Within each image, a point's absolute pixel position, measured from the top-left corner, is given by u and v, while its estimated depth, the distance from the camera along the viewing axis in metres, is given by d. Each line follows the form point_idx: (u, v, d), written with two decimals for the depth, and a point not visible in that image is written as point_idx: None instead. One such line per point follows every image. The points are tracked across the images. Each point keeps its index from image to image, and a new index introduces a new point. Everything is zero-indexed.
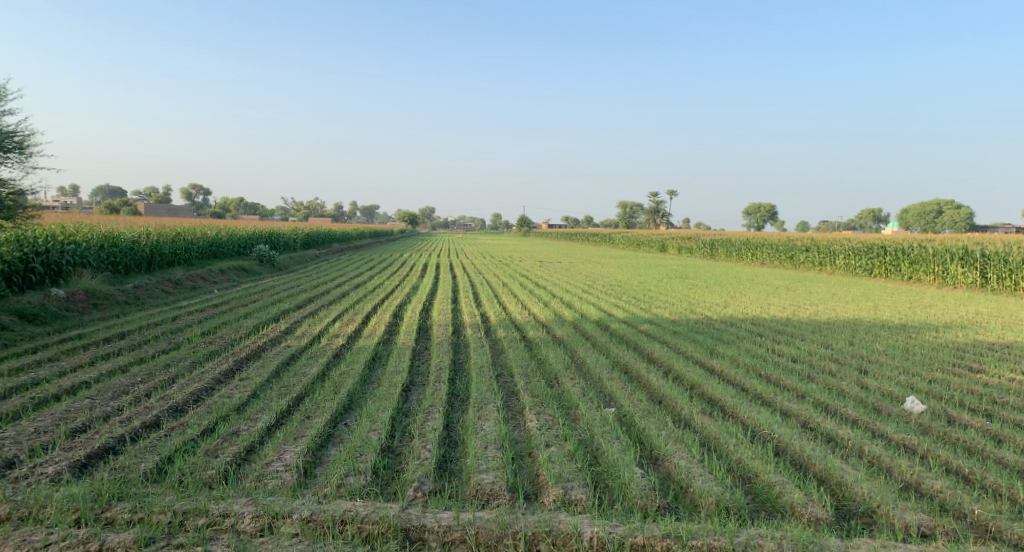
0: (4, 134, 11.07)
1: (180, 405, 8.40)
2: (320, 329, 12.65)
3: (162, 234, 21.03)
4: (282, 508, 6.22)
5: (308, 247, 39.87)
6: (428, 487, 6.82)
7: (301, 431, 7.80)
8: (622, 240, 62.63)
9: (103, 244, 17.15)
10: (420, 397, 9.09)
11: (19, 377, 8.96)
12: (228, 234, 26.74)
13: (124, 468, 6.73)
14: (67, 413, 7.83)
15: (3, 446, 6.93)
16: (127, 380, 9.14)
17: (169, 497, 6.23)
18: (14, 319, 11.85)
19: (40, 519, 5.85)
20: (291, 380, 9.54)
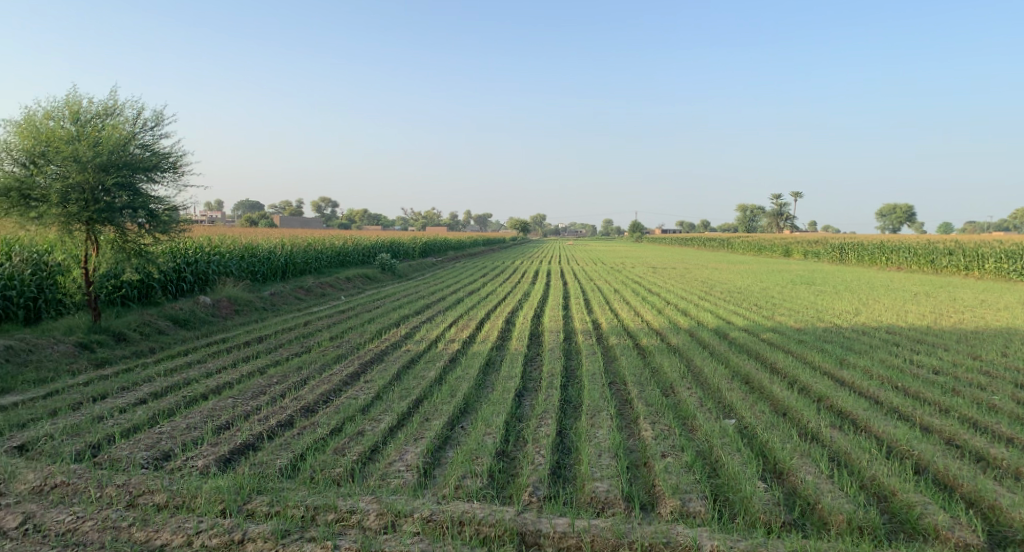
0: (162, 156, 12.23)
1: (311, 405, 8.94)
2: (437, 334, 13.07)
3: (294, 245, 22.44)
4: (403, 506, 6.46)
5: (425, 256, 41.21)
6: (543, 493, 6.88)
7: (421, 432, 8.09)
8: (741, 245, 60.39)
9: (243, 255, 18.54)
10: (533, 403, 9.19)
11: (174, 377, 9.85)
12: (352, 244, 28.12)
13: (263, 463, 7.23)
14: (213, 411, 8.52)
15: (161, 439, 7.62)
16: (264, 381, 9.84)
17: (301, 492, 6.63)
18: (168, 324, 13.02)
19: (192, 507, 6.34)
20: (410, 383, 9.91)
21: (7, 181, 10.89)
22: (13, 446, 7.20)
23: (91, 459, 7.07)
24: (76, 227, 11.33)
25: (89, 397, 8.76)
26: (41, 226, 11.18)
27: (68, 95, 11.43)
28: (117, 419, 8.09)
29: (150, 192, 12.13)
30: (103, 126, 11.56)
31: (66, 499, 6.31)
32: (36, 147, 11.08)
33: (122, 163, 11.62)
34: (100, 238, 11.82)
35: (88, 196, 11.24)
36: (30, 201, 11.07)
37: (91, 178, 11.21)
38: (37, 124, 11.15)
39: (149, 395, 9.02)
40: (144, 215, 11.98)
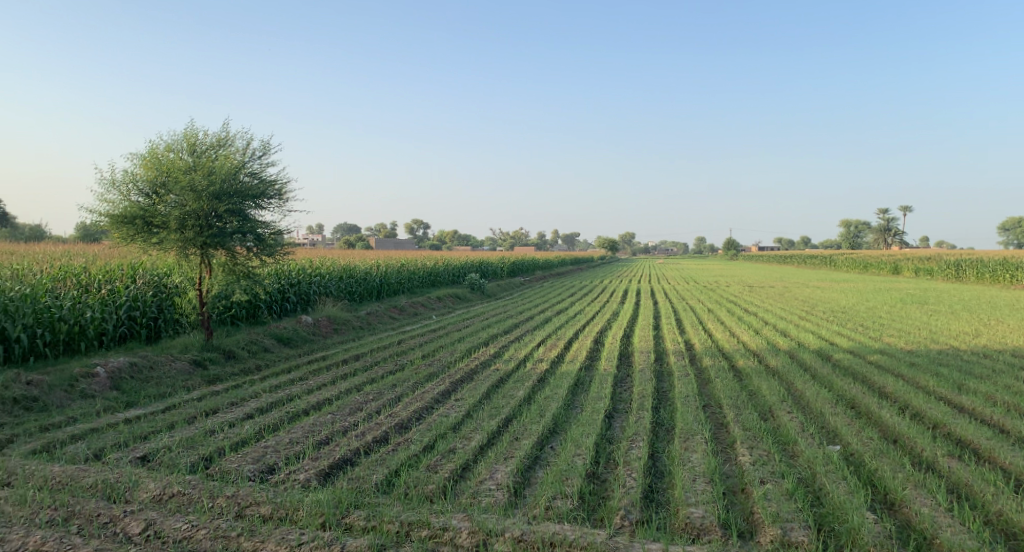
0: (269, 183, 12.94)
1: (405, 421, 9.15)
2: (526, 353, 13.13)
3: (388, 266, 23.16)
4: (495, 525, 6.48)
5: (514, 276, 41.53)
6: (635, 516, 6.75)
7: (511, 451, 8.13)
8: (844, 261, 57.48)
9: (341, 276, 19.30)
10: (624, 424, 9.06)
11: (278, 393, 10.35)
12: (443, 265, 28.74)
13: (360, 478, 7.45)
14: (314, 427, 8.88)
15: (266, 453, 7.99)
16: (361, 398, 10.16)
17: (396, 508, 6.77)
18: (273, 342, 13.70)
19: (294, 519, 6.55)
20: (499, 402, 9.98)
21: (132, 210, 11.83)
22: (136, 456, 7.73)
23: (203, 471, 7.50)
24: (191, 252, 12.15)
25: (202, 412, 9.31)
26: (161, 250, 12.06)
27: (186, 128, 12.30)
28: (227, 433, 8.56)
29: (258, 218, 12.87)
30: (217, 156, 12.36)
31: (182, 508, 6.62)
32: (158, 178, 11.97)
33: (234, 192, 12.38)
34: (213, 261, 12.61)
35: (202, 222, 12.04)
36: (152, 228, 11.97)
37: (206, 206, 12.02)
38: (159, 156, 12.05)
39: (256, 410, 9.50)
40: (252, 239, 12.72)
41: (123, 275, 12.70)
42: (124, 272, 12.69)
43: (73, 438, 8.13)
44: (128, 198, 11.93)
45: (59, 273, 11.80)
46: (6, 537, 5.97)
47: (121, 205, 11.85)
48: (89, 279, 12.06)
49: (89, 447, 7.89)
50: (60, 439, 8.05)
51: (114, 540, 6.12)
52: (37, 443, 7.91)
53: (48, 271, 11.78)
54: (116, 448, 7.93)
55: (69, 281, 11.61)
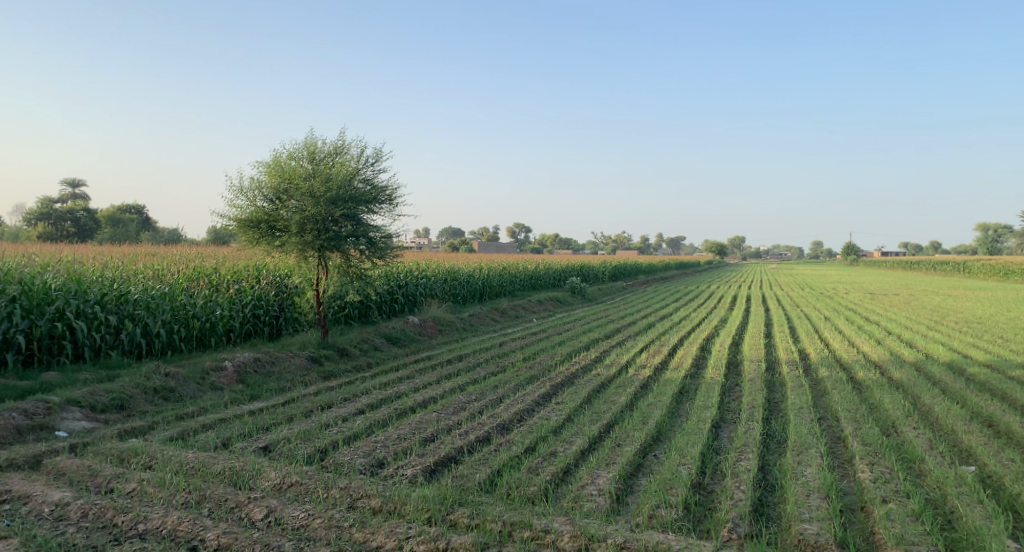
0: (380, 189, 13.45)
1: (507, 423, 9.27)
2: (628, 358, 12.98)
3: (490, 269, 23.51)
4: (597, 531, 6.38)
5: (616, 280, 41.08)
6: (744, 530, 6.52)
7: (613, 457, 8.06)
8: (978, 269, 53.05)
9: (446, 279, 19.79)
10: (732, 435, 8.77)
11: (387, 390, 10.74)
12: (544, 268, 28.88)
13: (464, 476, 7.59)
14: (421, 424, 9.14)
15: (376, 447, 8.30)
16: (465, 398, 10.37)
17: (499, 508, 6.82)
18: (382, 341, 14.23)
19: (402, 513, 6.71)
20: (601, 408, 9.91)
21: (258, 214, 12.63)
22: (259, 446, 8.22)
23: (319, 462, 7.87)
24: (310, 254, 12.84)
25: (318, 406, 9.80)
26: (283, 252, 12.80)
27: (307, 138, 12.99)
28: (340, 427, 8.96)
29: (370, 222, 13.41)
30: (334, 163, 12.97)
31: (299, 497, 6.94)
32: (280, 185, 12.70)
33: (349, 197, 12.96)
34: (329, 264, 13.27)
35: (320, 227, 12.69)
36: (275, 231, 12.73)
37: (323, 211, 12.66)
38: (282, 164, 12.79)
39: (367, 406, 9.90)
40: (365, 243, 13.24)
41: (248, 276, 13.59)
42: (249, 274, 13.58)
43: (204, 426, 8.76)
44: (254, 203, 12.74)
45: (193, 273, 12.74)
46: (147, 515, 6.35)
47: (248, 210, 12.68)
48: (218, 279, 12.96)
49: (219, 436, 8.47)
50: (193, 428, 8.69)
51: (239, 523, 6.43)
52: (174, 430, 8.57)
53: (184, 271, 12.74)
54: (242, 438, 8.47)
55: (202, 281, 12.51)
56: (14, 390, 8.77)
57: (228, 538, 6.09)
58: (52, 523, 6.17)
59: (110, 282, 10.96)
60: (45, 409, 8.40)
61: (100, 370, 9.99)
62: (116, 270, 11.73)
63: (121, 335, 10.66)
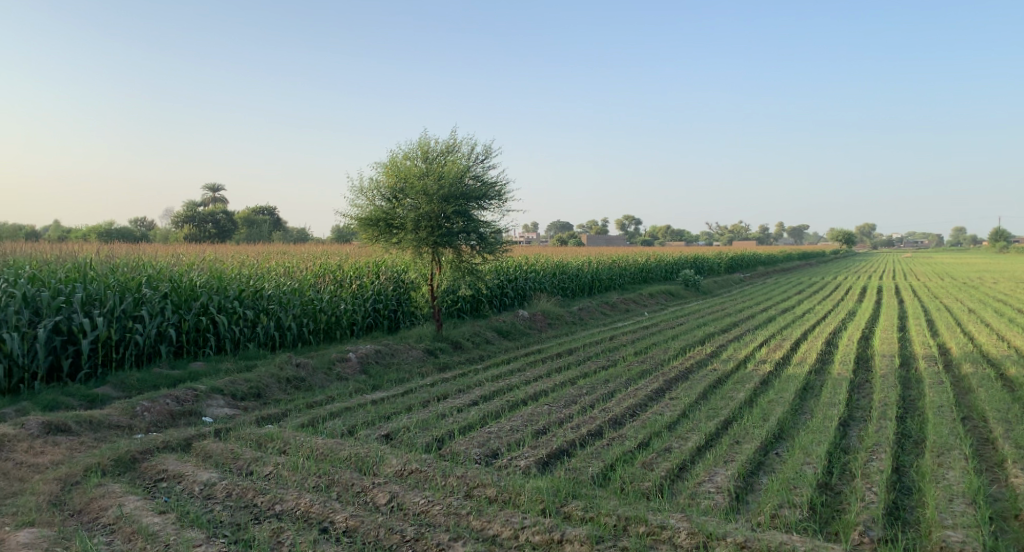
0: (490, 185, 13.66)
1: (619, 417, 9.20)
2: (747, 353, 12.53)
3: (600, 262, 23.38)
4: (716, 529, 6.19)
5: (731, 272, 39.70)
6: (877, 534, 6.14)
7: (732, 455, 7.82)
8: None
9: (555, 273, 19.89)
10: (862, 434, 8.29)
11: (500, 383, 10.94)
12: (655, 262, 28.37)
13: (577, 469, 7.61)
14: (533, 416, 9.25)
15: (490, 438, 8.46)
16: (576, 391, 10.39)
17: (614, 503, 6.76)
18: (494, 335, 14.50)
19: (517, 503, 6.79)
20: (718, 403, 9.64)
21: (376, 213, 13.20)
22: (381, 434, 8.59)
23: (437, 451, 8.12)
24: (424, 250, 13.31)
25: (434, 397, 10.13)
26: (400, 249, 13.30)
27: (421, 137, 13.41)
28: (456, 417, 9.22)
29: (480, 218, 13.67)
30: (447, 162, 13.30)
31: (420, 484, 7.20)
32: (397, 184, 13.19)
33: (460, 194, 13.26)
34: (442, 259, 13.70)
35: (434, 223, 13.10)
36: (392, 229, 13.26)
37: (436, 208, 13.03)
38: (398, 164, 13.28)
39: (480, 397, 10.12)
40: (475, 238, 13.56)
41: (369, 272, 14.28)
42: (369, 270, 14.26)
43: (331, 414, 9.27)
44: (373, 203, 13.32)
45: (319, 269, 13.53)
46: (283, 496, 6.79)
47: (368, 209, 13.28)
48: (342, 275, 13.71)
49: (344, 424, 8.93)
50: (322, 415, 9.21)
51: (365, 507, 6.74)
52: (305, 418, 9.12)
53: (311, 268, 13.55)
54: (366, 426, 8.88)
55: (327, 277, 13.27)
56: (167, 378, 9.64)
57: (355, 521, 6.37)
58: (201, 501, 6.73)
59: (246, 279, 11.80)
60: (193, 396, 9.18)
61: (239, 360, 10.81)
62: (252, 268, 12.61)
63: (257, 328, 11.50)
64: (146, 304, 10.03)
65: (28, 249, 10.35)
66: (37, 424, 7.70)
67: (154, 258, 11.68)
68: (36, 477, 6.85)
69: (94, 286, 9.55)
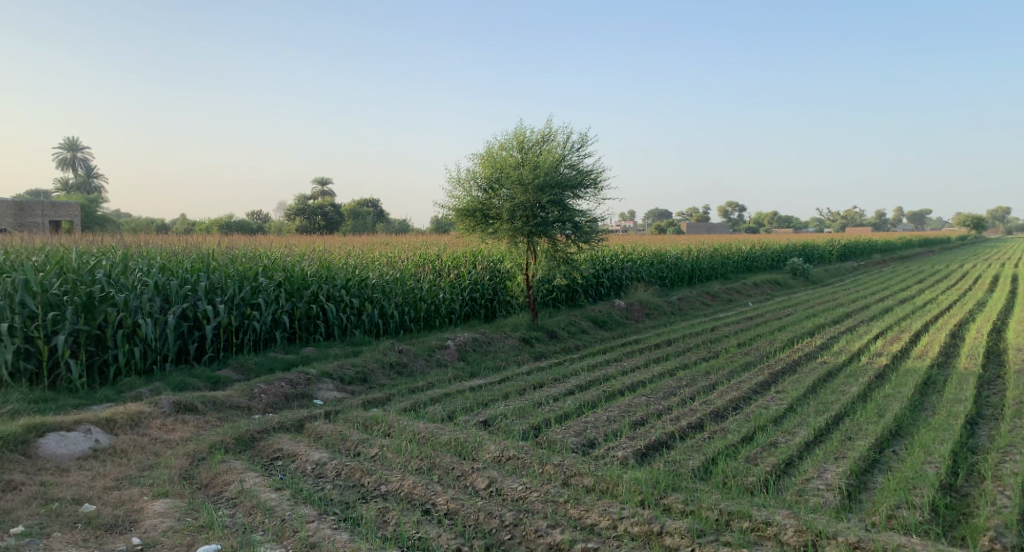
0: (585, 174, 13.58)
1: (721, 410, 8.96)
2: (860, 345, 11.88)
3: (701, 251, 22.81)
4: (826, 528, 5.92)
5: (843, 260, 37.69)
6: (1010, 541, 5.68)
7: (844, 452, 7.46)
8: None
9: (654, 262, 19.57)
10: (993, 434, 7.69)
11: (596, 372, 10.89)
12: (759, 249, 27.35)
13: (677, 461, 7.47)
14: (630, 407, 9.14)
15: (587, 428, 8.45)
16: (675, 383, 10.19)
17: (715, 497, 6.58)
18: (590, 325, 14.43)
19: (615, 494, 6.74)
20: (829, 398, 9.21)
21: (473, 203, 13.39)
22: (479, 420, 8.74)
23: (534, 439, 8.19)
24: (520, 240, 13.41)
25: (531, 385, 10.21)
26: (496, 239, 13.46)
27: (516, 128, 13.50)
28: (552, 406, 9.26)
29: (576, 207, 13.60)
30: (542, 151, 13.32)
31: (518, 471, 7.28)
32: (493, 175, 13.33)
33: (555, 183, 13.25)
34: (537, 249, 13.77)
35: (529, 213, 13.15)
36: (489, 219, 13.43)
37: (532, 198, 13.08)
38: (494, 155, 13.42)
39: (577, 387, 10.11)
40: (571, 228, 13.51)
41: (466, 261, 14.56)
42: (466, 259, 14.53)
43: (432, 400, 9.53)
44: (470, 194, 13.54)
45: (420, 259, 13.92)
46: (388, 477, 7.05)
47: (465, 200, 13.51)
48: (441, 264, 14.05)
49: (444, 409, 9.15)
50: (423, 401, 9.48)
51: (465, 491, 6.88)
52: (407, 402, 9.41)
53: (412, 258, 13.97)
54: (464, 412, 9.07)
55: (427, 267, 13.65)
56: (281, 362, 10.21)
57: (456, 504, 6.52)
58: (314, 480, 7.09)
59: (352, 268, 12.30)
60: (305, 379, 9.67)
61: (347, 346, 11.30)
62: (357, 258, 13.13)
63: (363, 315, 11.99)
64: (262, 292, 10.64)
65: (159, 241, 11.18)
66: (169, 403, 8.33)
67: (269, 248, 12.37)
68: (169, 452, 7.43)
69: (216, 276, 10.18)
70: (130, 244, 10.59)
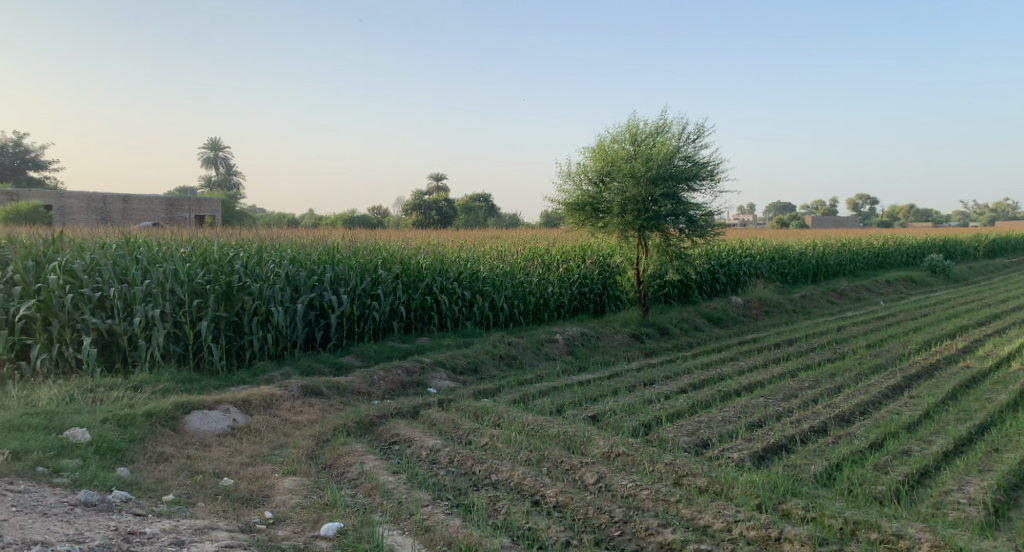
0: (700, 166, 13.20)
1: (847, 414, 8.46)
2: (1011, 350, 10.83)
3: (827, 246, 21.62)
4: (967, 545, 5.45)
5: (990, 256, 34.54)
6: None
7: (989, 465, 6.85)
8: None
9: (774, 257, 18.75)
10: None
11: (711, 371, 10.57)
12: (892, 245, 25.55)
13: (797, 466, 7.12)
14: (746, 408, 8.81)
15: (700, 428, 8.22)
16: (795, 384, 9.72)
17: (840, 505, 6.23)
18: (705, 323, 14.01)
19: (730, 496, 6.51)
20: (972, 405, 8.48)
21: (583, 197, 13.33)
22: (588, 415, 8.71)
23: (644, 436, 8.06)
24: (631, 234, 13.22)
25: (641, 382, 10.06)
26: (606, 233, 13.35)
27: (629, 120, 13.32)
28: (663, 404, 9.08)
29: (690, 200, 13.24)
30: (655, 143, 13.07)
31: (627, 468, 7.19)
32: (604, 168, 13.21)
33: (669, 176, 12.96)
34: (649, 243, 13.53)
35: (641, 207, 12.93)
36: (599, 213, 13.32)
37: (643, 191, 12.85)
38: (606, 148, 13.32)
39: (690, 385, 9.85)
40: (684, 222, 13.16)
41: (575, 255, 14.54)
42: (576, 253, 14.51)
43: (541, 393, 9.59)
44: (580, 187, 13.48)
45: (530, 252, 14.04)
46: (498, 467, 7.16)
47: (575, 194, 13.47)
48: (551, 258, 14.12)
49: (553, 402, 9.19)
50: (532, 393, 9.57)
51: (575, 485, 6.88)
52: (516, 394, 9.52)
53: (522, 251, 14.12)
54: (573, 407, 9.06)
55: (537, 260, 13.73)
56: (398, 351, 10.62)
57: (565, 497, 6.53)
58: (428, 465, 7.32)
59: (464, 261, 12.60)
60: (420, 368, 10.01)
61: (459, 337, 11.58)
62: (470, 251, 13.43)
63: (474, 307, 12.26)
64: (381, 283, 11.11)
65: (289, 234, 11.91)
66: (297, 387, 8.86)
67: (387, 242, 12.87)
68: (296, 432, 7.90)
69: (340, 268, 10.70)
70: (263, 237, 11.34)
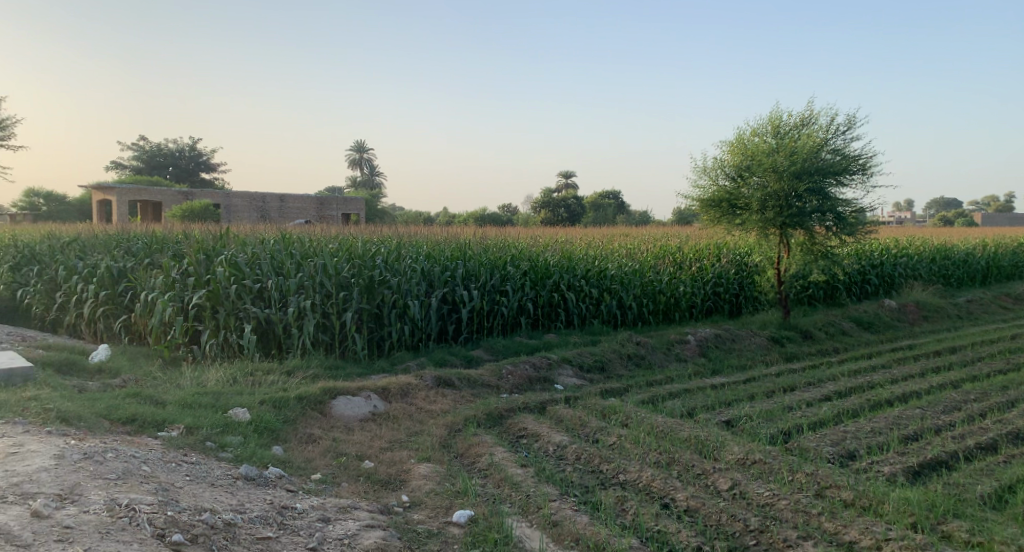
0: (851, 159, 12.35)
1: (1021, 431, 7.59)
2: None
3: (999, 246, 19.50)
4: None
5: None
6: None
7: None
8: None
9: (934, 258, 17.17)
10: None
11: (859, 378, 9.84)
12: None
13: (959, 485, 6.47)
14: (900, 419, 8.13)
15: (846, 438, 7.68)
16: (959, 396, 8.85)
17: (1012, 531, 5.60)
18: (853, 327, 13.08)
19: (880, 512, 6.03)
20: None
21: (720, 193, 12.85)
22: (722, 420, 8.39)
23: (783, 444, 7.64)
24: (771, 232, 12.58)
25: (780, 388, 9.55)
26: (744, 230, 12.79)
27: (772, 112, 12.72)
28: (805, 411, 8.57)
29: (839, 196, 12.42)
30: (800, 136, 12.39)
31: (764, 476, 6.85)
32: (743, 162, 12.68)
33: (815, 170, 12.22)
34: (791, 242, 12.82)
35: (782, 203, 12.26)
36: (736, 210, 12.78)
37: (786, 186, 12.19)
38: (745, 142, 12.78)
39: (835, 393, 9.23)
40: (831, 218, 12.32)
41: (709, 254, 14.06)
42: (709, 252, 14.03)
43: (671, 395, 9.35)
44: (716, 183, 13.02)
45: (660, 250, 13.75)
46: (626, 467, 7.06)
47: (711, 189, 13.02)
48: (683, 256, 13.75)
49: (684, 405, 8.93)
50: (662, 395, 9.35)
51: (707, 490, 6.66)
52: (646, 395, 9.35)
53: (652, 249, 13.85)
54: (705, 410, 8.76)
55: (668, 259, 13.42)
56: (526, 346, 10.76)
57: (696, 502, 6.34)
58: (556, 461, 7.36)
59: (593, 259, 12.55)
60: (548, 364, 10.08)
61: (587, 334, 11.56)
62: (599, 249, 13.36)
63: (602, 305, 12.19)
64: (511, 280, 11.32)
65: (425, 231, 12.39)
66: (431, 378, 9.19)
67: (517, 239, 13.08)
68: (430, 421, 8.21)
69: (471, 264, 11.00)
70: (401, 234, 11.87)
